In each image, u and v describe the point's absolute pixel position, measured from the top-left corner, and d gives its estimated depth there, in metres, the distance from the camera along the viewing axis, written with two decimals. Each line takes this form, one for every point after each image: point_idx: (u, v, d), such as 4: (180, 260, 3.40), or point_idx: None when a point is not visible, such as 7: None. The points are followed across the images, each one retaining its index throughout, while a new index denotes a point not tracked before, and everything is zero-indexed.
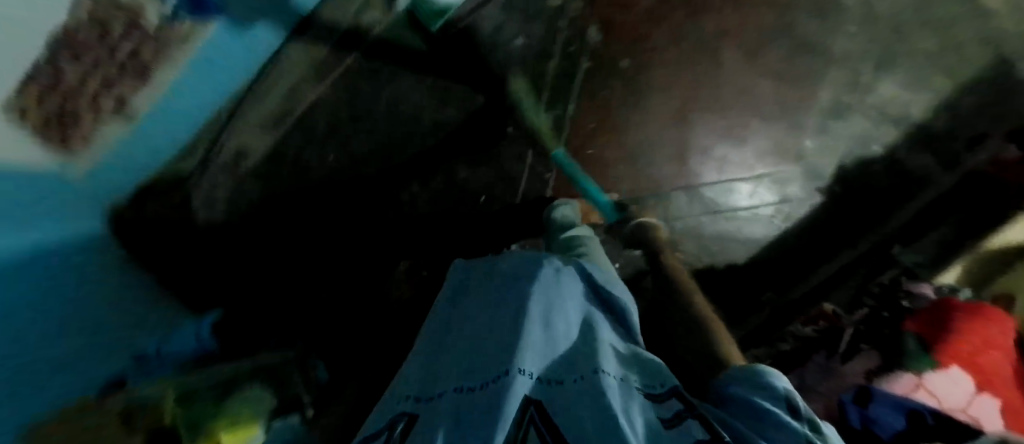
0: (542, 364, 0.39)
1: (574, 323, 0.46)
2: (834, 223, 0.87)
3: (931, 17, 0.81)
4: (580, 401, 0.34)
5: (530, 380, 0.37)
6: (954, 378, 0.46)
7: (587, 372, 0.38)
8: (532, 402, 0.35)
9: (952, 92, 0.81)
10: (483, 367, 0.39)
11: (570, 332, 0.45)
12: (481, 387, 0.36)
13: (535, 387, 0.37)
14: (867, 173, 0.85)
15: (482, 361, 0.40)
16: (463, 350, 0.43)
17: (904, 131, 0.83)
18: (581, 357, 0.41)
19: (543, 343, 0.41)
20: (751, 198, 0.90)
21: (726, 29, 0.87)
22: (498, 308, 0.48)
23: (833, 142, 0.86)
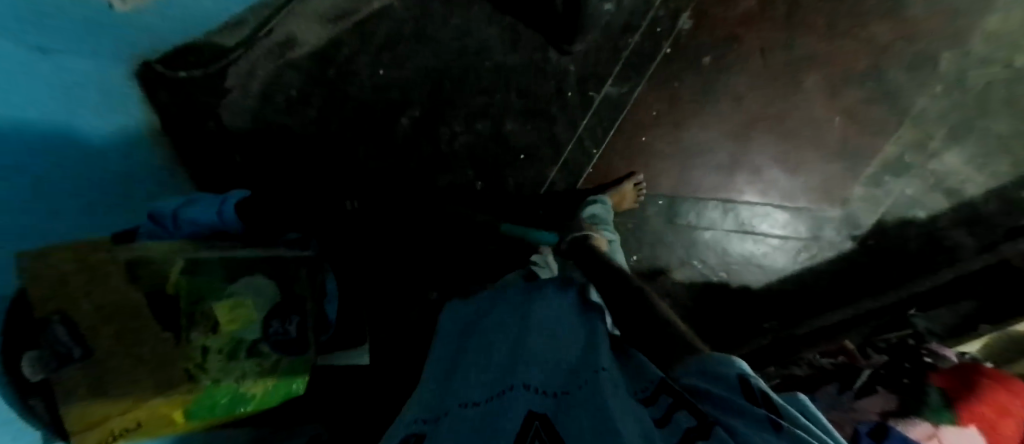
0: (547, 378, 0.42)
1: (578, 333, 0.48)
2: (855, 274, 0.89)
3: (1016, 101, 0.81)
4: (575, 408, 0.37)
5: (530, 397, 0.39)
6: (970, 437, 0.46)
7: (586, 375, 0.40)
8: (537, 415, 0.38)
9: (1007, 180, 0.83)
10: (488, 392, 0.42)
11: (573, 343, 0.46)
12: (490, 407, 0.40)
13: (537, 400, 0.39)
14: (904, 234, 0.86)
15: (493, 383, 0.44)
16: (477, 371, 0.47)
17: (951, 204, 0.84)
18: (580, 363, 0.43)
19: (545, 364, 0.44)
20: (785, 228, 0.91)
21: (818, 54, 0.84)
22: (505, 337, 0.51)
23: (880, 196, 0.86)
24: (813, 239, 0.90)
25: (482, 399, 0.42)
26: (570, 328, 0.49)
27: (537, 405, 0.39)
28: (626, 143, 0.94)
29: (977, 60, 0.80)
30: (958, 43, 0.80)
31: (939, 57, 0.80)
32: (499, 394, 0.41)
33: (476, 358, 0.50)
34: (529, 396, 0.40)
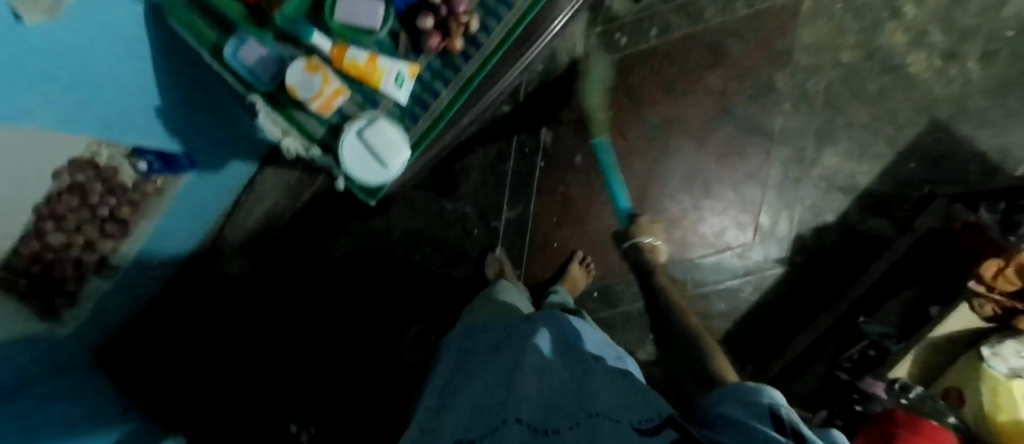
0: (539, 410, 0.34)
1: (572, 367, 0.41)
2: (798, 292, 0.89)
3: (861, 90, 0.84)
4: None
5: (522, 428, 0.32)
6: None
7: (583, 416, 0.33)
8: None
9: (895, 158, 0.84)
10: (475, 419, 0.35)
11: (565, 376, 0.40)
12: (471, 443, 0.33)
13: (527, 433, 0.32)
14: (825, 241, 0.88)
15: (483, 404, 0.36)
16: (453, 401, 0.40)
17: (855, 198, 0.86)
18: (575, 400, 0.35)
19: (540, 395, 0.36)
20: (718, 273, 0.92)
21: (670, 118, 0.91)
22: (491, 363, 0.44)
23: (786, 214, 0.89)
24: (749, 272, 0.91)
25: (467, 435, 0.34)
26: (562, 360, 0.42)
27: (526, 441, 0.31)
28: (542, 252, 0.97)
29: (808, 69, 0.85)
30: (783, 64, 0.86)
31: (774, 79, 0.86)
32: (484, 429, 0.34)
33: (464, 380, 0.43)
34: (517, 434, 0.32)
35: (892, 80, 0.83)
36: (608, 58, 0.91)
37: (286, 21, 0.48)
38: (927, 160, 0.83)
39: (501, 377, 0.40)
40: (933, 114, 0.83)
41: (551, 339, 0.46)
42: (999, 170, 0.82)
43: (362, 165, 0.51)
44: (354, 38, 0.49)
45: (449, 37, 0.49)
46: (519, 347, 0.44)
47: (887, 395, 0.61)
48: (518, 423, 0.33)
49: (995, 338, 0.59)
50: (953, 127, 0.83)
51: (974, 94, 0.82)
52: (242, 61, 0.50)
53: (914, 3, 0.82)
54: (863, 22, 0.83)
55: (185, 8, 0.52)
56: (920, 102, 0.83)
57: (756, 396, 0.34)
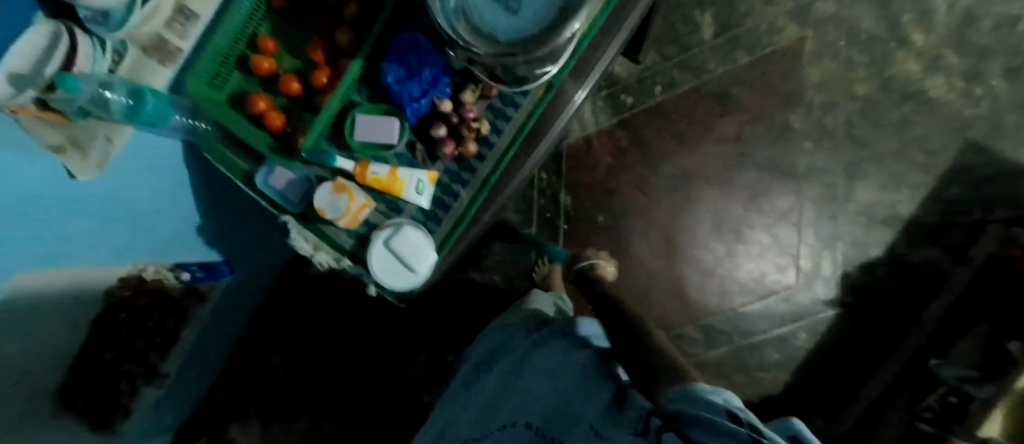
0: (544, 412, 0.41)
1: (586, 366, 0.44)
2: (855, 334, 0.84)
3: (884, 120, 0.83)
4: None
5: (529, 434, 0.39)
6: None
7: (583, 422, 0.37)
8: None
9: (934, 185, 0.81)
10: (497, 413, 0.44)
11: (574, 377, 0.42)
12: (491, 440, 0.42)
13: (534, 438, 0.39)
14: (875, 278, 0.83)
15: (503, 405, 0.44)
16: (483, 397, 0.48)
17: (899, 229, 0.83)
18: (579, 403, 0.40)
19: (550, 399, 0.41)
20: (765, 322, 0.87)
21: (689, 169, 0.90)
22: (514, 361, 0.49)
23: (826, 251, 0.85)
24: (798, 318, 0.86)
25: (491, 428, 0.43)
26: (577, 360, 0.44)
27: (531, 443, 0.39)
28: None
29: (824, 106, 0.84)
30: (797, 103, 0.85)
31: (790, 120, 0.85)
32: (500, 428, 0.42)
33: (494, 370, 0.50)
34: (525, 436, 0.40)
35: (916, 106, 0.82)
36: (609, 119, 0.92)
37: (309, 150, 0.51)
38: (969, 184, 0.80)
39: (519, 381, 0.45)
40: (967, 135, 0.80)
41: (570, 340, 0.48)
42: None
43: (393, 272, 0.52)
44: (373, 154, 0.52)
45: (462, 142, 0.51)
46: (538, 351, 0.47)
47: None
48: (525, 426, 0.40)
49: None
50: (989, 147, 0.80)
51: (1007, 112, 0.79)
52: (274, 187, 0.52)
53: (923, 29, 0.80)
54: (873, 55, 0.82)
55: (221, 147, 0.55)
56: (949, 125, 0.81)
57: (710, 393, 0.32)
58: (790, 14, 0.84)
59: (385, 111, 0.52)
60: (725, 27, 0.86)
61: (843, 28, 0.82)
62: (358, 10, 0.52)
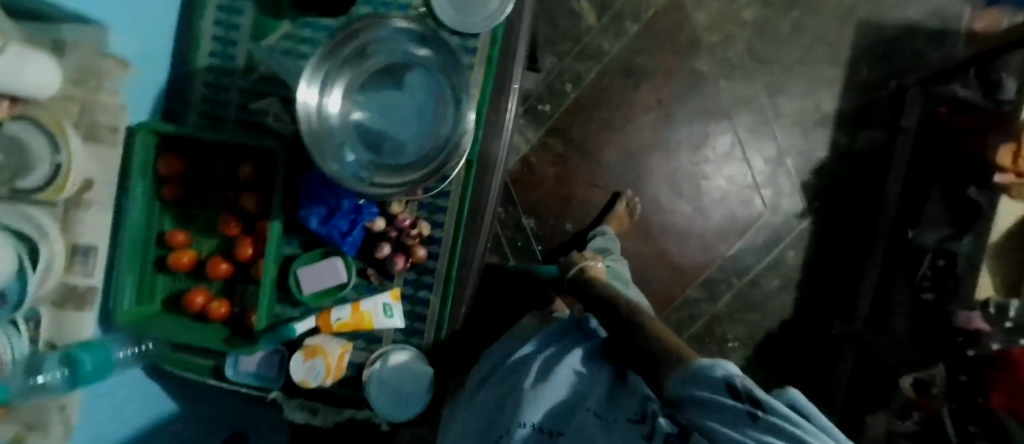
0: (548, 413, 0.39)
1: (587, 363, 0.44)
2: (836, 233, 0.87)
3: (778, 33, 0.87)
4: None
5: (530, 431, 0.37)
6: None
7: (584, 410, 0.37)
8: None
9: (846, 73, 0.86)
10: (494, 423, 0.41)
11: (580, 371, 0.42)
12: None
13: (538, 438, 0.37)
14: (830, 175, 0.87)
15: (500, 416, 0.41)
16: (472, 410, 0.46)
17: (834, 124, 0.86)
18: (584, 399, 0.38)
19: (551, 390, 0.40)
20: (754, 255, 0.89)
21: (629, 148, 0.92)
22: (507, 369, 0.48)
23: (780, 170, 0.88)
24: (781, 239, 0.88)
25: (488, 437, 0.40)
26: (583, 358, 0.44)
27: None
28: None
29: (721, 41, 0.88)
30: (697, 51, 0.89)
31: (697, 64, 0.89)
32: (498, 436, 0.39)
33: (487, 389, 0.47)
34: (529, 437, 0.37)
35: (801, 11, 0.86)
36: (538, 131, 0.93)
37: (265, 334, 0.48)
38: (874, 60, 0.85)
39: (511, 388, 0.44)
40: (855, 19, 0.85)
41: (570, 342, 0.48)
42: (943, 35, 0.84)
43: (397, 403, 0.50)
44: (329, 300, 0.50)
45: (411, 252, 0.50)
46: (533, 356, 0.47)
47: (989, 325, 0.54)
48: (524, 427, 0.38)
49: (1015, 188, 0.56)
50: (878, 19, 0.84)
51: None
52: (246, 372, 0.50)
53: None
54: None
55: (179, 355, 0.53)
56: (835, 16, 0.85)
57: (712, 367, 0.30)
58: None
59: (325, 254, 0.50)
60: (606, 6, 0.91)
61: None
62: (254, 170, 0.49)
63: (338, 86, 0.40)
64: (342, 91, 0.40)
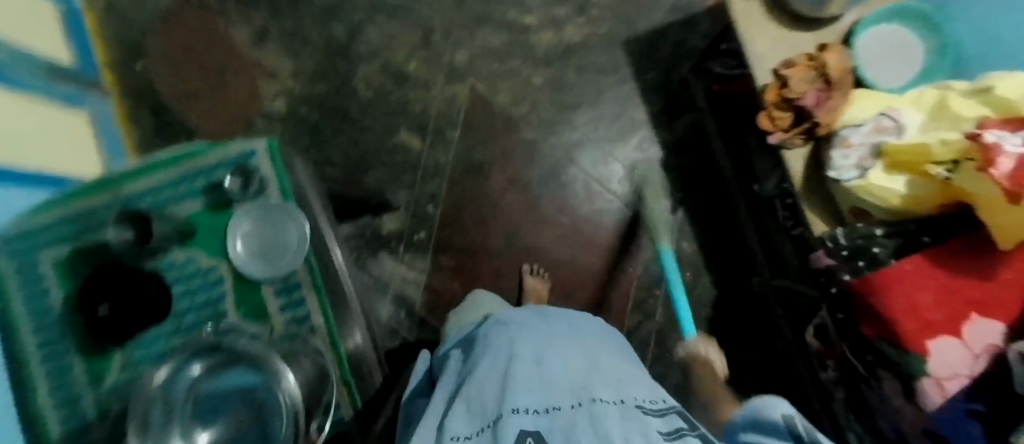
0: (534, 397, 0.39)
1: (577, 362, 0.46)
2: (708, 208, 0.92)
3: (569, 81, 0.97)
4: (578, 429, 0.33)
5: (526, 414, 0.36)
6: (950, 346, 0.46)
7: (584, 399, 0.38)
8: (531, 431, 0.34)
9: (638, 84, 0.95)
10: (478, 410, 0.40)
11: (568, 369, 0.44)
12: (482, 436, 0.36)
13: (536, 418, 0.36)
14: (674, 167, 0.94)
15: (487, 403, 0.40)
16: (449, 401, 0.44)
17: (654, 127, 0.95)
18: (568, 388, 0.40)
19: (540, 383, 0.41)
20: (659, 261, 0.94)
21: (508, 231, 0.98)
22: (480, 364, 0.47)
23: (634, 183, 0.96)
24: (673, 237, 0.94)
25: (464, 429, 0.38)
26: (570, 359, 0.47)
27: (532, 422, 0.35)
28: None
29: (530, 108, 0.97)
30: (515, 127, 0.98)
31: (523, 136, 0.97)
32: (490, 421, 0.37)
33: (466, 380, 0.45)
34: (525, 417, 0.36)
35: (575, 56, 0.96)
36: (425, 259, 0.97)
37: None
38: (653, 63, 0.95)
39: (496, 377, 0.43)
40: (619, 40, 0.96)
41: (546, 340, 0.50)
42: (692, 19, 0.95)
43: None
44: None
45: None
46: (512, 348, 0.47)
47: (832, 260, 0.57)
48: (516, 411, 0.36)
49: (789, 139, 0.62)
50: (636, 28, 0.95)
51: (620, 7, 0.95)
52: None
53: (526, 14, 0.97)
54: (518, 54, 0.97)
55: None
56: (603, 46, 0.96)
57: (772, 409, 0.34)
58: (449, 81, 0.98)
59: None
60: (423, 129, 0.98)
61: (485, 57, 0.97)
62: None
63: (188, 431, 0.43)
64: (195, 433, 0.43)
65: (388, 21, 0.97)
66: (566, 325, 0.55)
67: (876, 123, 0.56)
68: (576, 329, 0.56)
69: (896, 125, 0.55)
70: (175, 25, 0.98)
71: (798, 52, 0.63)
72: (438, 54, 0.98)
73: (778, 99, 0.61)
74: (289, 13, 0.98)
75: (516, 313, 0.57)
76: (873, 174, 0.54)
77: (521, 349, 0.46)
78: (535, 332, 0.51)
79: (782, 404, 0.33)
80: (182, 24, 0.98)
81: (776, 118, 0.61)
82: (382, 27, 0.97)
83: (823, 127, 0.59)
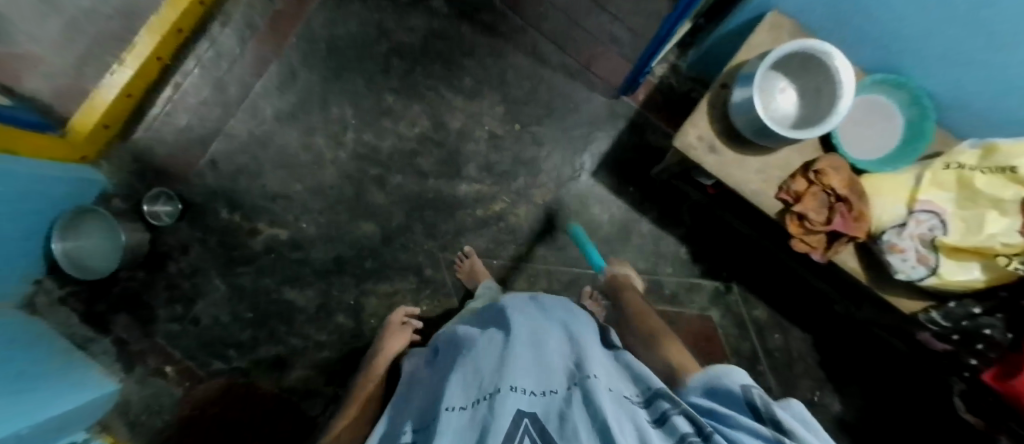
0: (532, 377, 0.34)
1: (571, 334, 0.42)
2: (751, 270, 0.93)
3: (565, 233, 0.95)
4: (576, 410, 0.29)
5: (524, 392, 0.32)
6: None
7: (583, 377, 0.33)
8: (528, 415, 0.29)
9: (625, 200, 0.95)
10: (475, 385, 0.35)
11: (567, 344, 0.40)
12: (477, 410, 0.32)
13: (533, 398, 0.31)
14: (698, 252, 0.94)
15: (482, 379, 0.35)
16: (449, 372, 0.40)
17: (662, 229, 0.94)
18: (567, 368, 0.35)
19: (540, 364, 0.36)
20: (744, 337, 0.93)
21: None
22: (478, 342, 0.43)
23: (680, 287, 0.94)
24: (741, 310, 0.93)
25: (457, 401, 0.34)
26: (564, 332, 0.43)
27: (526, 404, 0.30)
28: None
29: (548, 279, 0.95)
30: None
31: None
32: (485, 395, 0.33)
33: (464, 356, 0.42)
34: (522, 398, 0.31)
35: (556, 210, 0.95)
36: None
37: None
38: (626, 176, 0.95)
39: (494, 353, 0.39)
40: (585, 175, 0.95)
41: (544, 314, 0.46)
42: (634, 121, 0.95)
43: None
44: None
45: None
46: (509, 323, 0.43)
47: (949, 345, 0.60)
48: (513, 389, 0.32)
49: (834, 249, 0.61)
50: (593, 156, 0.95)
51: (567, 146, 0.95)
52: None
53: (493, 202, 0.96)
54: (507, 240, 0.96)
55: None
56: (574, 188, 0.95)
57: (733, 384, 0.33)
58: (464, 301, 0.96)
59: None
60: None
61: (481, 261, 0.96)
62: None
63: None
64: None
65: (378, 284, 0.96)
66: (561, 303, 0.52)
67: (912, 220, 0.56)
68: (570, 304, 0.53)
69: (937, 220, 0.54)
70: (200, 408, 0.94)
71: (788, 168, 0.63)
72: (439, 284, 0.96)
73: (802, 228, 0.60)
74: (289, 332, 0.96)
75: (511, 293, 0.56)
76: (943, 268, 0.54)
77: (519, 324, 0.42)
78: (528, 311, 0.47)
79: (741, 379, 0.33)
80: (204, 401, 0.94)
81: (810, 237, 0.60)
82: (377, 293, 0.96)
83: (860, 235, 0.59)
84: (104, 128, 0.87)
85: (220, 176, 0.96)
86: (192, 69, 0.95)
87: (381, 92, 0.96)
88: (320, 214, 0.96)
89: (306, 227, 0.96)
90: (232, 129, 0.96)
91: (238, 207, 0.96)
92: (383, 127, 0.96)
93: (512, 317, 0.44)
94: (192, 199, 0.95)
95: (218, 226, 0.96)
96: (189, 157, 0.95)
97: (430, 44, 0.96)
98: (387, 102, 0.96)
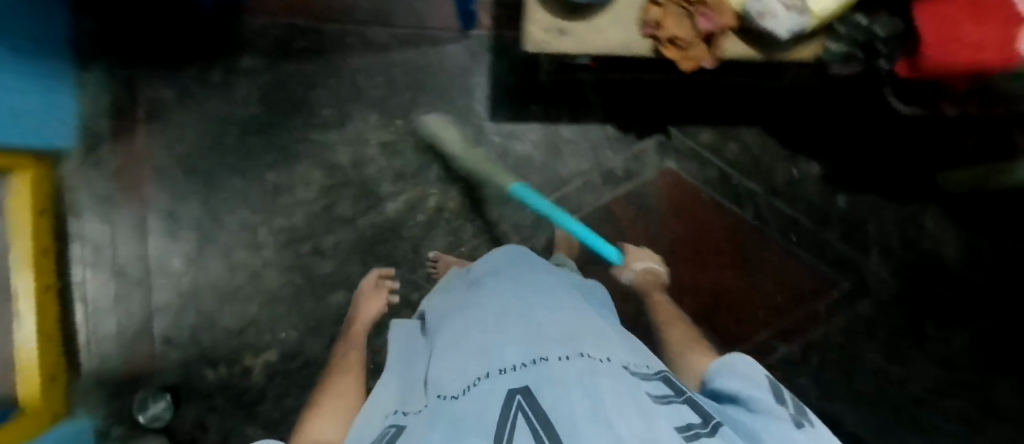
0: (521, 355, 0.38)
1: (562, 311, 0.47)
2: (674, 105, 0.92)
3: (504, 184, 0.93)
4: (564, 379, 0.34)
5: (515, 372, 0.36)
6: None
7: (573, 351, 0.38)
8: (518, 389, 0.34)
9: (533, 121, 0.93)
10: (470, 367, 0.40)
11: (556, 320, 0.44)
12: (471, 392, 0.36)
13: (523, 373, 0.36)
14: (623, 121, 0.93)
15: (476, 363, 0.40)
16: (443, 356, 0.45)
17: (580, 123, 0.93)
18: (557, 341, 0.40)
19: (529, 341, 0.41)
20: (706, 164, 0.93)
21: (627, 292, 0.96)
22: (470, 325, 0.47)
23: (627, 160, 0.94)
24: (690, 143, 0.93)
25: (454, 387, 0.39)
26: (554, 309, 0.47)
27: (519, 380, 0.35)
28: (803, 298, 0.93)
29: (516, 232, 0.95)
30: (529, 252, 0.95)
31: (540, 248, 0.96)
32: (477, 379, 0.38)
33: (456, 340, 0.46)
34: (512, 376, 0.36)
35: (482, 170, 0.93)
36: None
37: None
38: (520, 100, 0.92)
39: (485, 339, 0.43)
40: (484, 124, 0.92)
41: (533, 295, 0.50)
42: (492, 49, 0.91)
43: None
44: None
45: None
46: (498, 311, 0.47)
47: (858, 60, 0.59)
48: (506, 372, 0.36)
49: (717, 47, 0.60)
50: (479, 103, 0.92)
51: (452, 110, 0.92)
52: None
53: (425, 202, 0.93)
54: (460, 224, 0.94)
55: None
56: (484, 141, 0.93)
57: (755, 372, 0.41)
58: None
59: None
60: None
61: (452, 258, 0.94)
62: None
63: None
64: None
65: None
66: (552, 280, 0.56)
67: None
68: (563, 282, 0.57)
69: None
70: None
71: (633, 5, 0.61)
72: None
73: (679, 49, 0.60)
74: None
75: (495, 271, 0.60)
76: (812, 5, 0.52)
77: (508, 312, 0.47)
78: (514, 294, 0.51)
79: (760, 369, 0.41)
80: None
81: (689, 50, 0.60)
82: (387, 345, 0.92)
83: (731, 22, 0.58)
84: (54, 379, 0.84)
85: (184, 346, 0.93)
86: (84, 277, 0.90)
87: (260, 178, 0.91)
88: (290, 317, 0.94)
89: (287, 334, 0.94)
90: (160, 302, 0.92)
91: (218, 361, 0.93)
92: (285, 206, 0.92)
93: (500, 304, 0.49)
94: (175, 384, 0.92)
95: (213, 388, 0.93)
96: (143, 351, 0.92)
97: (270, 106, 0.91)
98: (271, 182, 0.92)
